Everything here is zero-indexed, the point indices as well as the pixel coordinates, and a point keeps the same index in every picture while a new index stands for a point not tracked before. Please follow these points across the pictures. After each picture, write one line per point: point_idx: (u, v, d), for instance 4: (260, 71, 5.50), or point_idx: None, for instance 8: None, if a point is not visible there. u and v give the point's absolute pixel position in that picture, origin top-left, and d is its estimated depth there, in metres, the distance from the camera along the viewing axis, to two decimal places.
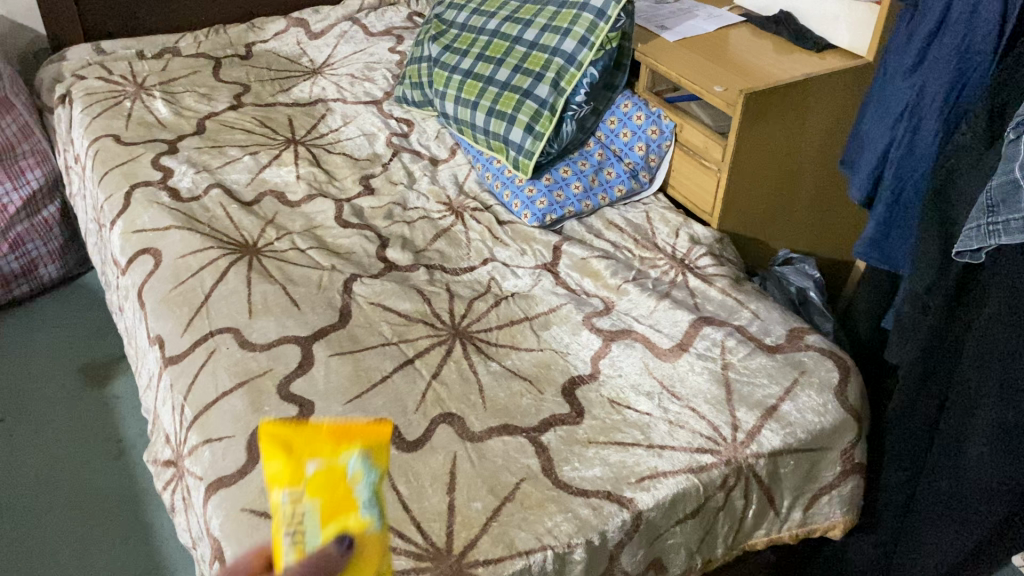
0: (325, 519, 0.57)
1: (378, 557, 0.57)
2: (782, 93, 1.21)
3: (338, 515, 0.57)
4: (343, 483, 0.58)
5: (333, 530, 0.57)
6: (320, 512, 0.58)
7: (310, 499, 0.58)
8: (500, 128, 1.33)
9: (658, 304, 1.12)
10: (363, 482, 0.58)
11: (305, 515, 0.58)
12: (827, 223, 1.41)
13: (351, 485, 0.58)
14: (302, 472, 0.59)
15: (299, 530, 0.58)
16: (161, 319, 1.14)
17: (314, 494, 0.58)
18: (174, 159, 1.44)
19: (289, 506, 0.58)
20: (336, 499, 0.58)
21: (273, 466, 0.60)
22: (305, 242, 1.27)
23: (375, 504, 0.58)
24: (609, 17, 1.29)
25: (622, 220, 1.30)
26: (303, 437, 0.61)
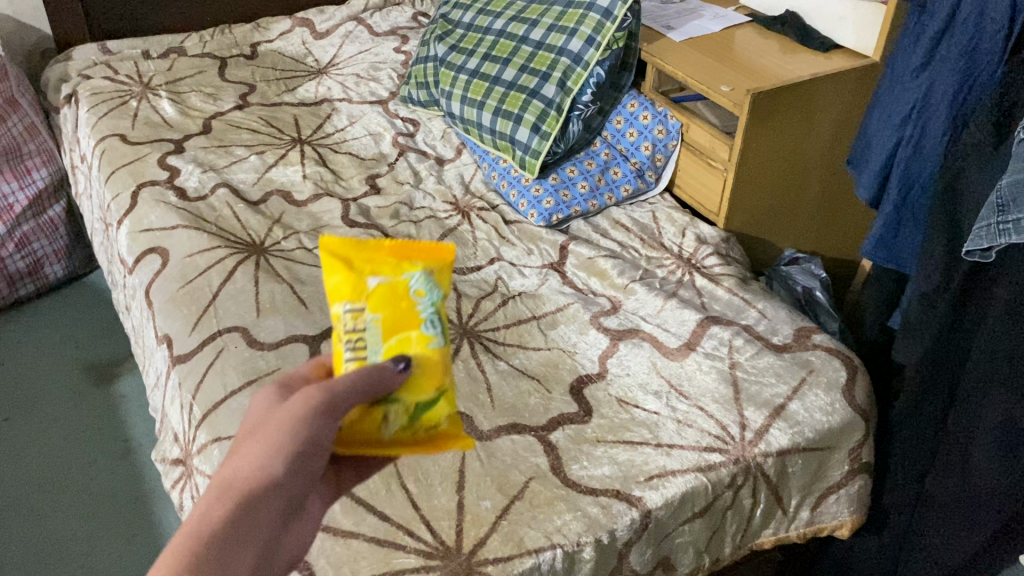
0: (387, 328, 0.65)
1: (441, 364, 0.65)
2: (789, 93, 1.21)
3: (402, 325, 0.65)
4: (404, 298, 0.67)
5: (397, 339, 0.64)
6: (383, 326, 0.65)
7: (373, 310, 0.66)
8: (507, 128, 1.33)
9: (665, 303, 1.12)
10: (423, 296, 0.67)
11: (369, 325, 0.65)
12: (833, 223, 1.41)
13: (411, 298, 0.67)
14: (363, 284, 0.68)
15: (362, 340, 0.65)
16: (169, 319, 1.14)
17: (377, 306, 0.66)
18: (181, 159, 1.44)
19: (353, 317, 0.66)
20: (399, 312, 0.66)
21: (334, 279, 0.69)
22: (312, 242, 1.27)
23: (435, 320, 0.66)
24: (616, 17, 1.29)
25: (628, 220, 1.31)
26: (361, 254, 0.70)
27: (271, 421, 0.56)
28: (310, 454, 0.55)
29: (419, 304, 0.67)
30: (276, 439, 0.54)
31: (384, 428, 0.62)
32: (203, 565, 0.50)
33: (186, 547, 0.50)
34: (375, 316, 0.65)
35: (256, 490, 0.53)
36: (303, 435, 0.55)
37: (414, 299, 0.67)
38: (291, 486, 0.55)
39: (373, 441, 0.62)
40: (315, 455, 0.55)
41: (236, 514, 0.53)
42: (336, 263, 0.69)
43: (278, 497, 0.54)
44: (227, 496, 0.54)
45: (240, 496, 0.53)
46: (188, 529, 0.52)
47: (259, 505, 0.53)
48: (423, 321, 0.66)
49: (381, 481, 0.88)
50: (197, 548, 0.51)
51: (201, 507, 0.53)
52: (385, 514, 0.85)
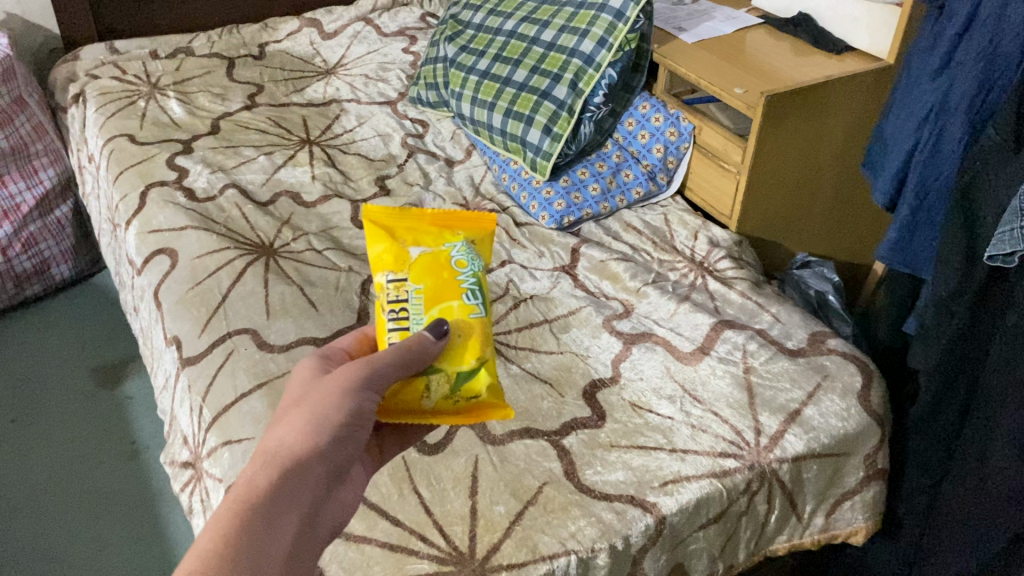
0: (429, 299, 0.77)
1: (476, 331, 0.77)
2: (803, 95, 1.20)
3: (439, 293, 0.77)
4: (445, 270, 0.79)
5: (438, 308, 0.76)
6: (424, 296, 0.77)
7: (416, 281, 0.78)
8: (518, 129, 1.32)
9: (678, 307, 1.12)
10: (461, 269, 0.80)
11: (410, 294, 0.77)
12: (845, 226, 1.41)
13: (451, 270, 0.79)
14: (406, 256, 0.80)
15: (403, 308, 0.76)
16: (179, 320, 1.14)
17: (419, 278, 0.78)
18: (189, 159, 1.43)
19: (397, 287, 0.77)
20: (440, 282, 0.78)
21: (380, 250, 0.81)
22: (321, 243, 1.27)
23: (470, 290, 0.79)
24: (628, 18, 1.28)
25: (640, 222, 1.30)
26: (403, 230, 0.83)
27: (315, 396, 0.66)
28: (351, 424, 0.65)
29: (458, 276, 0.79)
30: (325, 409, 0.64)
31: (427, 396, 0.74)
32: (260, 508, 0.57)
33: (241, 496, 0.58)
34: (418, 287, 0.77)
35: (305, 450, 0.62)
36: (343, 406, 0.65)
37: (453, 271, 0.79)
38: (335, 449, 0.64)
39: (415, 405, 0.73)
40: (355, 425, 0.65)
41: (285, 469, 0.61)
42: (381, 236, 0.82)
43: (323, 457, 0.63)
44: (274, 456, 0.62)
45: (288, 455, 0.62)
46: (239, 486, 0.59)
47: (306, 463, 0.62)
48: (463, 292, 0.78)
49: (393, 486, 0.88)
50: (253, 496, 0.58)
51: (249, 469, 0.61)
52: (398, 519, 0.84)
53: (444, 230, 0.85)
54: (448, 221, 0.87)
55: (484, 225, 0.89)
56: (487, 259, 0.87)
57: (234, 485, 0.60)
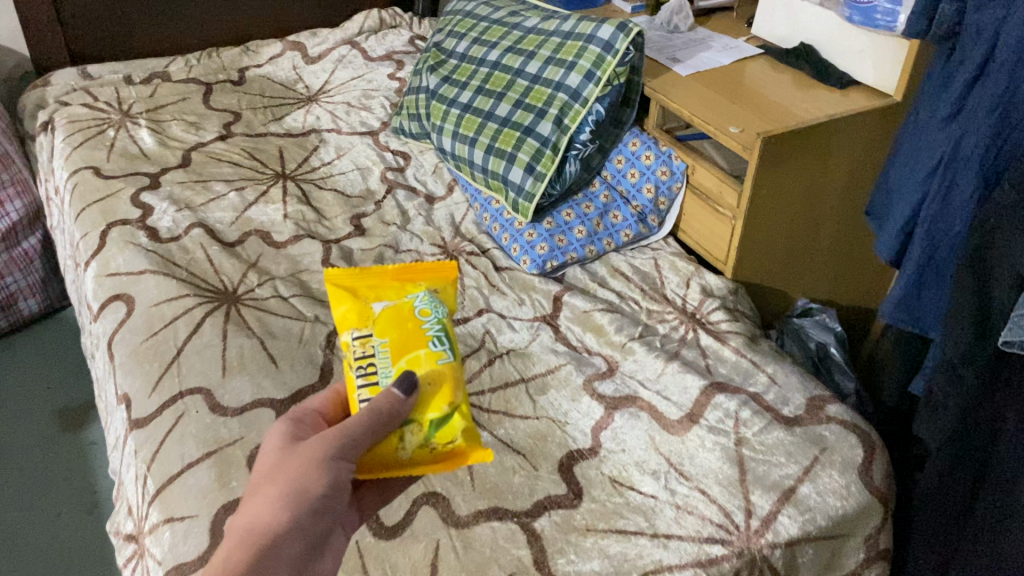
0: (396, 351, 0.70)
1: (451, 376, 0.69)
2: (803, 135, 1.12)
3: (408, 343, 0.71)
4: (409, 320, 0.73)
5: (407, 359, 0.69)
6: (390, 349, 0.70)
7: (381, 334, 0.72)
8: (499, 167, 1.24)
9: (666, 366, 1.03)
10: (426, 316, 0.74)
11: (377, 348, 0.71)
12: (849, 271, 1.32)
13: (415, 319, 0.73)
14: (370, 312, 0.75)
15: (372, 364, 0.69)
16: (130, 376, 1.06)
17: (384, 332, 0.72)
18: (155, 196, 1.36)
19: (364, 344, 0.72)
20: (406, 334, 0.71)
21: (343, 311, 0.77)
22: (287, 289, 1.19)
23: (441, 338, 0.72)
24: (617, 51, 1.20)
25: (629, 267, 1.22)
26: (365, 288, 0.80)
27: (290, 462, 0.62)
28: (329, 497, 0.61)
29: (423, 325, 0.73)
30: (300, 480, 0.61)
31: (401, 448, 0.66)
32: None
33: None
34: (384, 339, 0.71)
35: (279, 531, 0.59)
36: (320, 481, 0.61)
37: (418, 321, 0.73)
38: (311, 525, 0.61)
39: (390, 459, 0.66)
40: (334, 497, 0.62)
41: (256, 554, 0.58)
42: (345, 297, 0.78)
43: (298, 535, 0.60)
44: (248, 536, 0.59)
45: (262, 538, 0.59)
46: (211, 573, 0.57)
47: (279, 543, 0.59)
48: (430, 339, 0.71)
49: None
50: None
51: (223, 553, 0.58)
52: None
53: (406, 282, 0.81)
54: (413, 276, 0.83)
55: (447, 277, 0.84)
56: (452, 307, 0.82)
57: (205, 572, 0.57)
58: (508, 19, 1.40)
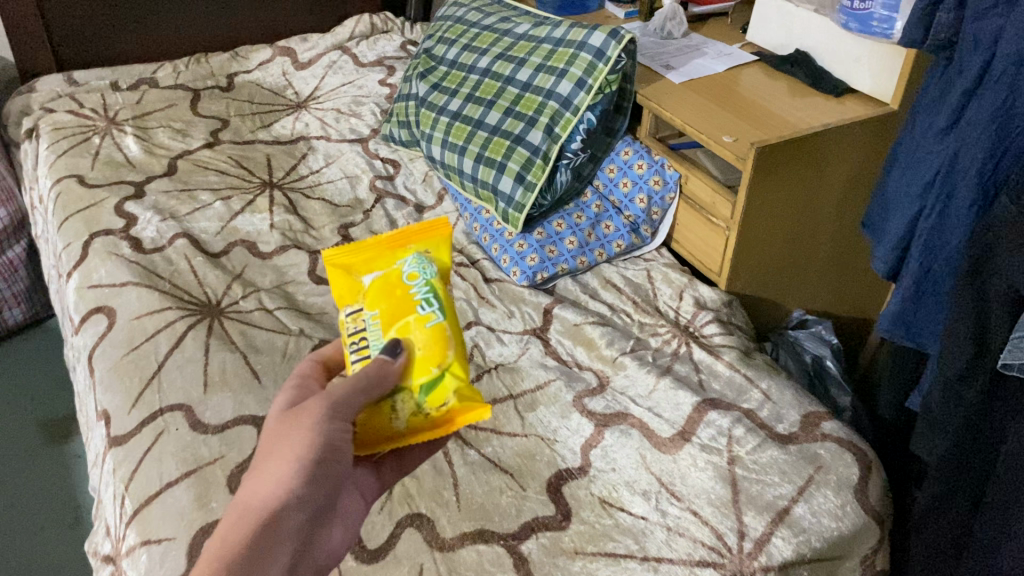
0: (385, 322, 0.72)
1: (441, 338, 0.69)
2: (799, 144, 1.09)
3: (396, 312, 0.72)
4: (398, 288, 0.74)
5: (396, 326, 0.70)
6: (379, 321, 0.72)
7: (372, 307, 0.73)
8: (489, 177, 1.22)
9: (658, 382, 1.01)
10: (414, 281, 0.75)
11: (368, 322, 0.72)
12: (845, 282, 1.30)
13: (404, 285, 0.74)
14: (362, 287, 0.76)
15: (363, 338, 0.71)
16: (109, 392, 1.04)
17: (374, 304, 0.73)
18: (139, 205, 1.33)
19: (356, 319, 0.74)
20: (394, 303, 0.72)
21: (341, 290, 0.78)
22: (272, 301, 1.16)
23: (428, 301, 0.73)
24: (609, 58, 1.18)
25: (620, 279, 1.19)
26: (359, 262, 0.79)
27: (287, 430, 0.63)
28: (325, 459, 0.62)
29: (410, 291, 0.74)
30: (295, 446, 0.61)
31: (395, 417, 0.68)
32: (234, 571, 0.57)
33: (215, 558, 0.57)
34: (374, 312, 0.73)
35: (279, 501, 0.60)
36: (315, 444, 0.62)
37: (406, 287, 0.74)
38: (311, 491, 0.62)
39: (387, 429, 0.68)
40: (332, 459, 0.62)
41: (256, 527, 0.59)
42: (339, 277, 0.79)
43: (301, 502, 0.61)
44: (247, 510, 0.60)
45: (260, 509, 0.60)
46: (213, 547, 0.59)
47: (282, 512, 0.60)
48: (418, 304, 0.72)
49: None
50: (225, 558, 0.57)
51: (224, 528, 0.60)
52: None
53: (397, 247, 0.80)
54: (408, 239, 0.82)
55: (441, 232, 0.83)
56: (449, 265, 0.81)
57: (208, 548, 0.59)
58: (499, 25, 1.37)
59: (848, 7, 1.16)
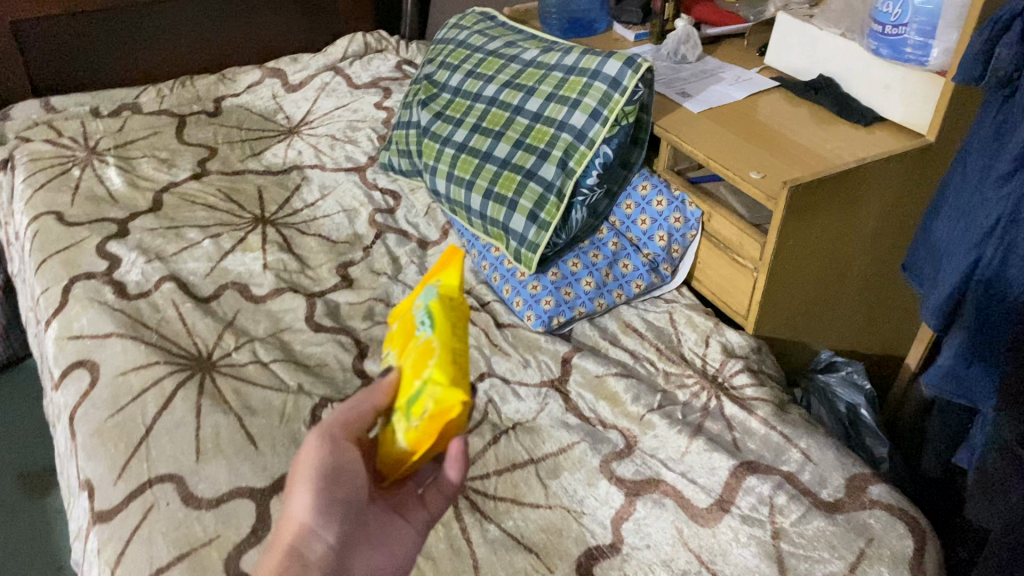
0: (396, 357, 0.67)
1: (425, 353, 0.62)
2: (834, 181, 1.02)
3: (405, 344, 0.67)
4: (410, 320, 0.69)
5: (401, 358, 0.66)
6: (395, 358, 0.67)
7: (394, 348, 0.69)
8: (499, 214, 1.14)
9: (691, 444, 0.93)
10: (419, 307, 0.68)
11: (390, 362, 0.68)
12: (874, 320, 1.23)
13: (413, 315, 0.69)
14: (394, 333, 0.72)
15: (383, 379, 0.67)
16: (92, 459, 0.95)
17: (395, 344, 0.69)
18: (123, 245, 1.25)
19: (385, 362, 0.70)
20: (405, 337, 0.68)
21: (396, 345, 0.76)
22: (268, 352, 1.08)
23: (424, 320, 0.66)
24: (625, 88, 1.10)
25: (642, 322, 1.12)
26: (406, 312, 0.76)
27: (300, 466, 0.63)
28: (334, 472, 0.62)
29: (416, 317, 0.68)
30: (305, 471, 0.62)
31: (398, 439, 0.62)
32: None
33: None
34: (394, 353, 0.69)
35: (302, 530, 0.60)
36: (317, 471, 0.61)
37: (414, 316, 0.68)
38: (331, 516, 0.61)
39: (397, 452, 0.63)
40: (339, 473, 0.62)
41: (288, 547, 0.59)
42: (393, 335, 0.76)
43: (325, 529, 0.61)
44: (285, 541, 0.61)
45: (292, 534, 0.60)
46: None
47: (307, 538, 0.60)
48: (418, 328, 0.66)
49: None
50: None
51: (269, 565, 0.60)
52: None
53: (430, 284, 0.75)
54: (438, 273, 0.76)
55: None
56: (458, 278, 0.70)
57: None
58: (505, 51, 1.30)
59: (879, 32, 1.10)
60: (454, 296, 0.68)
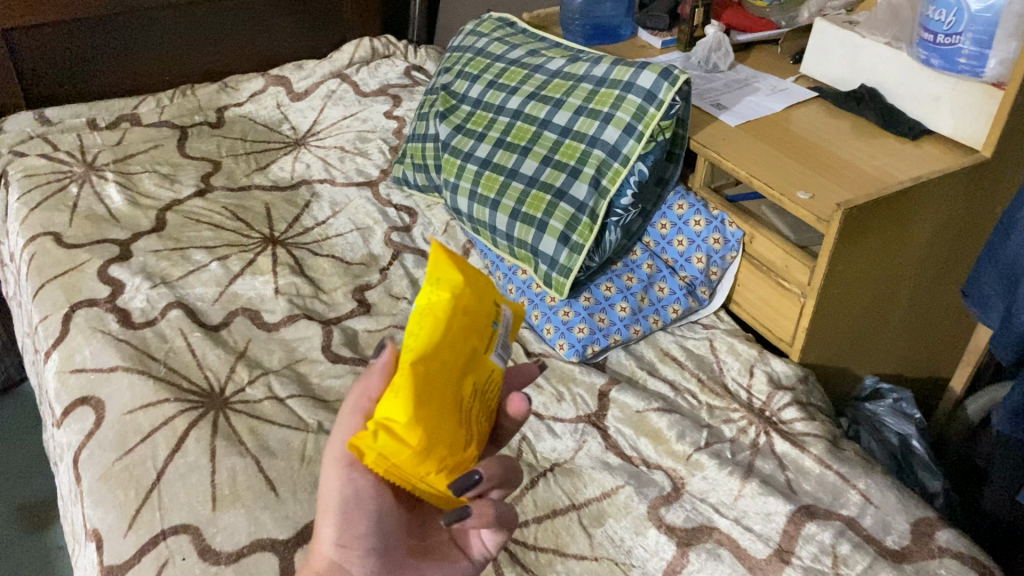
0: None
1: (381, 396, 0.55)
2: (888, 202, 0.96)
3: None
4: None
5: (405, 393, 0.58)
6: None
7: None
8: (527, 236, 1.07)
9: (744, 487, 0.87)
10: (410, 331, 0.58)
11: None
12: (920, 342, 1.17)
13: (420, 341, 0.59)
14: None
15: None
16: (100, 508, 0.88)
17: None
18: (126, 268, 1.18)
19: None
20: None
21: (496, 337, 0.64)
22: (284, 387, 1.01)
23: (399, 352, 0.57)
24: (662, 101, 1.04)
25: (680, 350, 1.06)
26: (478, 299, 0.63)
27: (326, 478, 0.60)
28: (356, 504, 0.58)
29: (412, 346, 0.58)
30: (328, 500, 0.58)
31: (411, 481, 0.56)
32: None
33: None
34: None
35: (331, 564, 0.59)
36: (340, 501, 0.58)
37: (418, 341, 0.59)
38: (364, 547, 0.59)
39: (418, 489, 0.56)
40: (362, 505, 0.59)
41: None
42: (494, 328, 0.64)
43: (359, 562, 0.59)
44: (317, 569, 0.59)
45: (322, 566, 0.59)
46: None
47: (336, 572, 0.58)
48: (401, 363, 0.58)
49: None
50: None
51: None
52: None
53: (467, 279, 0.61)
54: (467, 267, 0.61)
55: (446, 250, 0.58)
56: (454, 270, 0.57)
57: None
58: (528, 60, 1.24)
59: (930, 41, 1.03)
60: (451, 283, 0.57)
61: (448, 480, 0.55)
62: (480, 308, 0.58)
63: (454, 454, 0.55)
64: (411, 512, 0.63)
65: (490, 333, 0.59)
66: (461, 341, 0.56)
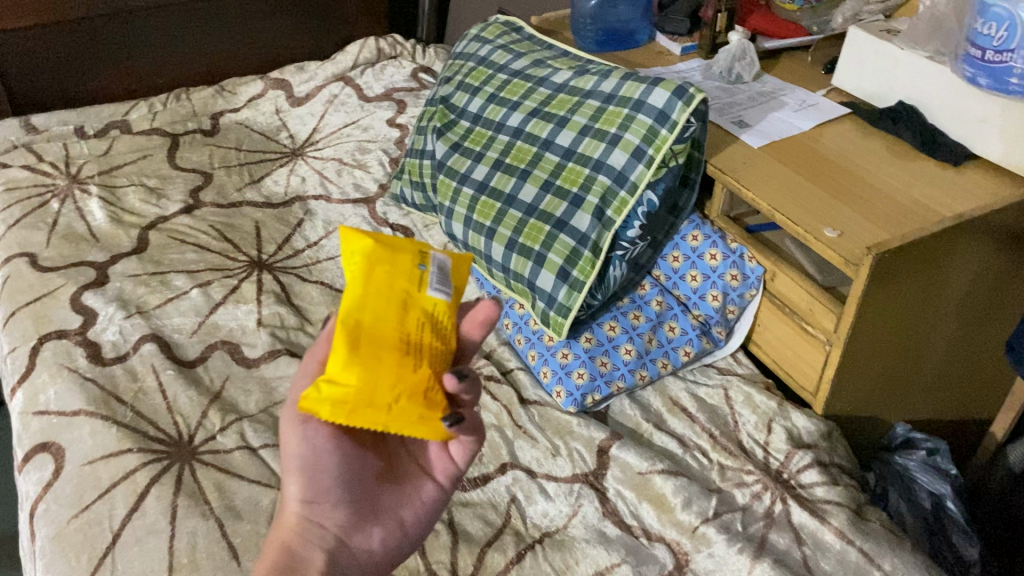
0: None
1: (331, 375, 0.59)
2: (927, 247, 0.85)
3: None
4: None
5: None
6: None
7: None
8: (524, 269, 0.98)
9: (756, 568, 0.77)
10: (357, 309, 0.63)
11: None
12: (959, 386, 1.06)
13: None
14: None
15: None
16: (49, 572, 0.81)
17: None
18: (101, 296, 1.10)
19: None
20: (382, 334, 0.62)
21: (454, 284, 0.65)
22: (258, 436, 0.94)
23: None
24: (675, 123, 0.93)
25: (690, 400, 0.96)
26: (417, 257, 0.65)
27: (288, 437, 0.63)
28: (312, 456, 0.61)
29: None
30: (289, 455, 0.61)
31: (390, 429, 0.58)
32: None
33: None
34: None
35: (301, 518, 0.61)
36: (299, 458, 0.61)
37: None
38: (331, 500, 0.62)
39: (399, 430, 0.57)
40: (318, 461, 0.61)
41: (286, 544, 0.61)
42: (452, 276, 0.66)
43: (327, 514, 0.62)
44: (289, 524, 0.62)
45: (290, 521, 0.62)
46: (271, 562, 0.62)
47: (305, 524, 0.61)
48: None
49: None
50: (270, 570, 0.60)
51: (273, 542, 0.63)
52: None
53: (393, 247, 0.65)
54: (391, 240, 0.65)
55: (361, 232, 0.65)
56: (363, 239, 0.62)
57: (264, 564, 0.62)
58: (533, 71, 1.14)
59: (978, 57, 0.91)
60: (363, 249, 0.61)
61: (413, 404, 0.56)
62: (398, 260, 0.61)
63: (410, 381, 0.56)
64: (384, 448, 0.65)
65: (418, 274, 0.61)
66: (385, 288, 0.59)
